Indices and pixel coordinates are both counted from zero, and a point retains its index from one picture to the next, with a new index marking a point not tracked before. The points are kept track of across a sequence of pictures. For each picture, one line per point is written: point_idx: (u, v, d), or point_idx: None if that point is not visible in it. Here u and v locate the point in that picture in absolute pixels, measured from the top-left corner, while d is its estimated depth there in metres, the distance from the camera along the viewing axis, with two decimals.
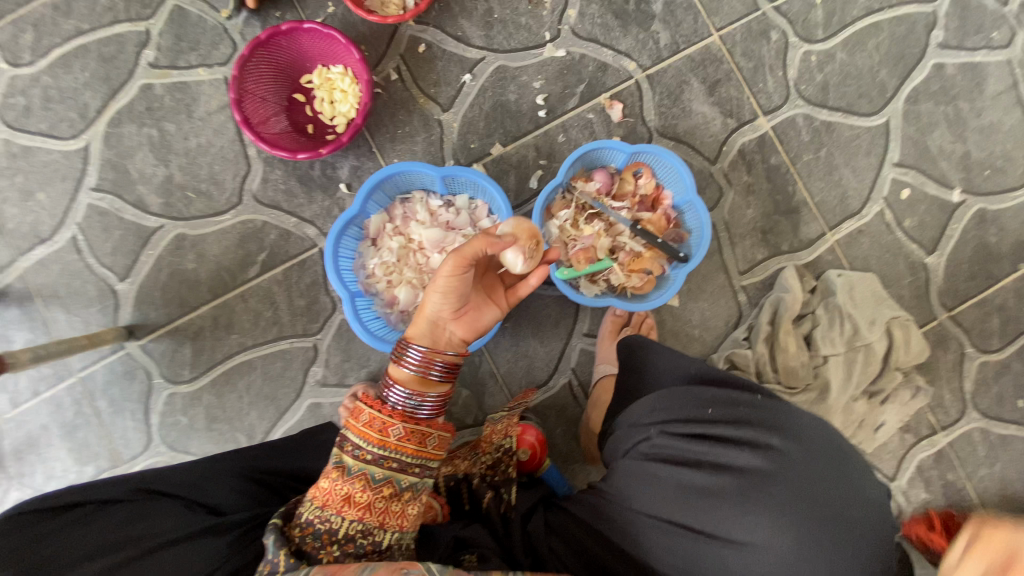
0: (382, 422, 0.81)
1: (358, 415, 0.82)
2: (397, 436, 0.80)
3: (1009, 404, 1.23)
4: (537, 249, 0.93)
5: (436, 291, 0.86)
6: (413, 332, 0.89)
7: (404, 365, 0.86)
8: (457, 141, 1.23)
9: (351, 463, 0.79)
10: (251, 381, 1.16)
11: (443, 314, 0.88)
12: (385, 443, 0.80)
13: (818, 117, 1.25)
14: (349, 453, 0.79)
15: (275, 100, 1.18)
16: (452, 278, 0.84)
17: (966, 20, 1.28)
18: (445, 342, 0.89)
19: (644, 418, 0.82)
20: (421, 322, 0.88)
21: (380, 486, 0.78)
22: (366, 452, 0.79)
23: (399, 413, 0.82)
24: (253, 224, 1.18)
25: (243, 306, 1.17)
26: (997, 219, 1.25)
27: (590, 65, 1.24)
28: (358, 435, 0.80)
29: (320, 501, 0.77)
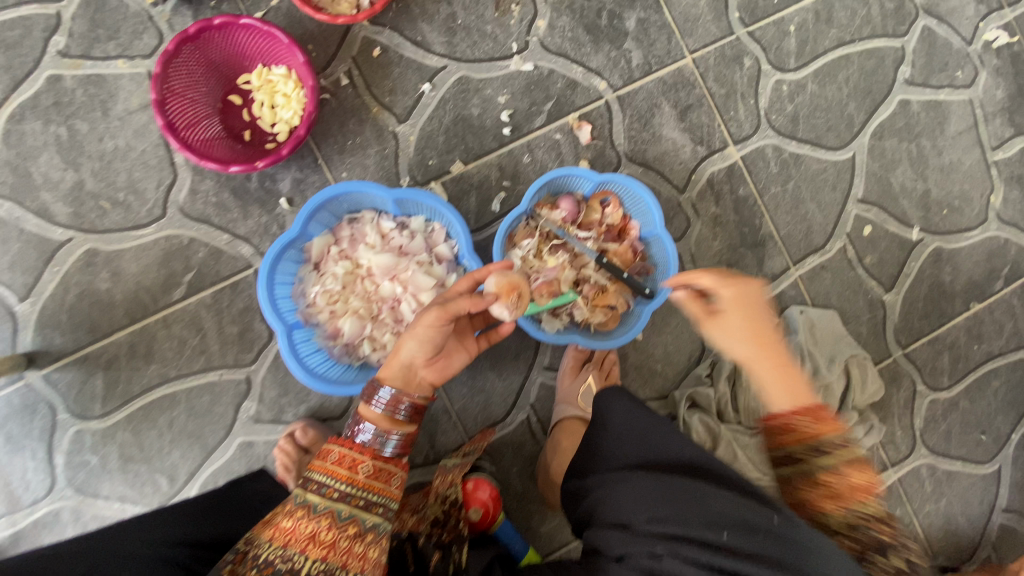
0: (353, 458, 0.79)
1: (326, 454, 0.78)
2: (366, 474, 0.78)
3: (954, 441, 1.26)
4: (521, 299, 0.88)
5: (415, 336, 0.82)
6: (388, 373, 0.85)
7: (374, 404, 0.83)
8: (413, 156, 1.14)
9: (317, 501, 0.74)
10: (173, 417, 1.05)
11: (419, 359, 0.84)
12: (354, 481, 0.77)
13: (787, 148, 1.23)
14: (315, 491, 0.74)
15: (206, 101, 1.05)
16: (431, 328, 0.82)
17: (932, 57, 1.29)
18: (416, 384, 0.86)
19: (644, 525, 0.71)
20: (395, 364, 0.84)
21: (346, 524, 0.74)
22: (333, 490, 0.75)
23: (370, 452, 0.80)
24: (179, 241, 1.05)
25: (165, 334, 1.05)
26: (952, 259, 1.27)
27: (558, 82, 1.17)
28: (326, 472, 0.76)
29: (281, 543, 0.70)
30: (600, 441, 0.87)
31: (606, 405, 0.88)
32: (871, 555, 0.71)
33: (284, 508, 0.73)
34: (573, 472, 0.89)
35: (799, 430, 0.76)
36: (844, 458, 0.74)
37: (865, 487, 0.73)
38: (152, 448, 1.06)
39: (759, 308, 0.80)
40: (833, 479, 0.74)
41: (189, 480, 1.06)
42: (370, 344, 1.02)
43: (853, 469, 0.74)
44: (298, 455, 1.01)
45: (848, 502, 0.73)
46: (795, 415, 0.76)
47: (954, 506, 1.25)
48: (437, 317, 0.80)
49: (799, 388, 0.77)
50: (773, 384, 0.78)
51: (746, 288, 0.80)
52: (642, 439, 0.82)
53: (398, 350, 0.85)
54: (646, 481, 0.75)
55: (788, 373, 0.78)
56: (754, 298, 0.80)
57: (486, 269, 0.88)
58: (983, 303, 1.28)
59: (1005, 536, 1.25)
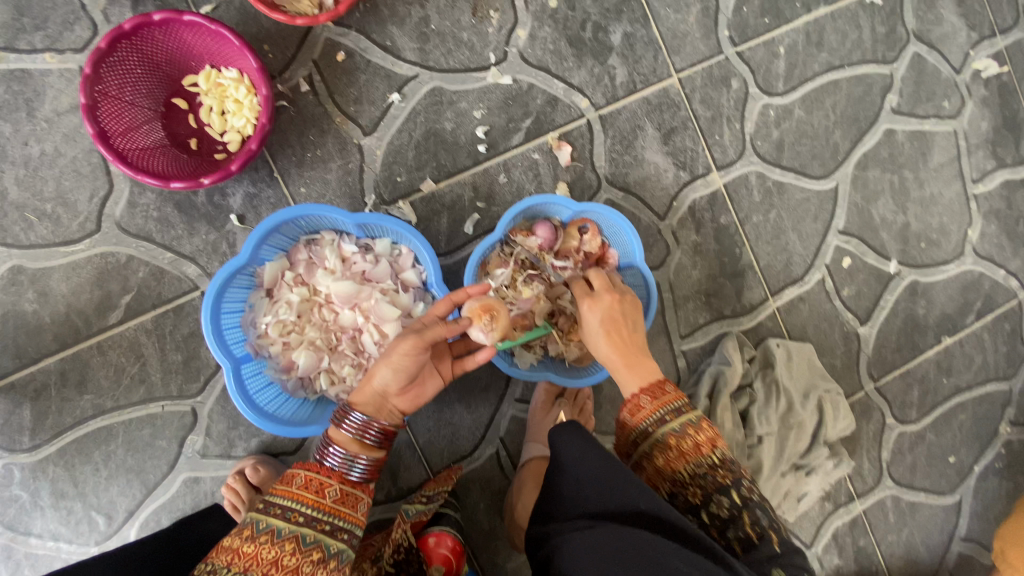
0: (320, 483, 0.70)
1: (291, 479, 0.70)
2: (332, 499, 0.70)
3: (919, 472, 1.27)
4: (499, 320, 0.81)
5: (387, 363, 0.74)
6: (359, 399, 0.76)
7: (342, 427, 0.75)
8: (380, 172, 1.06)
9: (282, 526, 0.65)
10: (110, 451, 0.99)
11: (394, 389, 0.76)
12: (320, 506, 0.69)
13: (771, 176, 1.19)
14: (279, 515, 0.66)
15: (146, 104, 0.97)
16: (407, 356, 0.73)
17: (920, 87, 1.27)
18: (389, 411, 0.77)
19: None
20: (367, 391, 0.76)
21: (310, 549, 0.65)
22: (298, 515, 0.67)
23: (337, 475, 0.72)
24: (115, 258, 1.00)
25: (100, 360, 1.00)
26: (927, 292, 1.27)
27: (538, 97, 1.10)
28: (290, 496, 0.68)
29: (239, 570, 0.61)
30: (558, 482, 0.75)
31: (562, 442, 0.75)
32: (716, 500, 0.71)
33: (244, 532, 0.65)
34: (535, 516, 0.76)
35: (643, 406, 0.80)
36: (684, 416, 0.78)
37: (704, 440, 0.76)
38: (87, 483, 0.99)
39: (620, 313, 0.88)
40: (677, 439, 0.76)
41: (128, 519, 1.00)
42: (327, 378, 0.95)
43: (695, 425, 0.77)
44: (248, 493, 0.95)
45: (692, 457, 0.75)
46: (641, 393, 0.81)
47: (916, 536, 1.26)
48: (413, 346, 0.73)
49: (645, 368, 0.84)
50: (625, 373, 0.84)
51: (603, 294, 0.89)
52: (598, 479, 0.70)
53: (369, 375, 0.76)
54: (604, 534, 0.63)
55: (636, 359, 0.85)
56: (613, 302, 0.89)
57: (463, 290, 0.81)
58: (954, 337, 1.28)
59: (963, 565, 1.27)
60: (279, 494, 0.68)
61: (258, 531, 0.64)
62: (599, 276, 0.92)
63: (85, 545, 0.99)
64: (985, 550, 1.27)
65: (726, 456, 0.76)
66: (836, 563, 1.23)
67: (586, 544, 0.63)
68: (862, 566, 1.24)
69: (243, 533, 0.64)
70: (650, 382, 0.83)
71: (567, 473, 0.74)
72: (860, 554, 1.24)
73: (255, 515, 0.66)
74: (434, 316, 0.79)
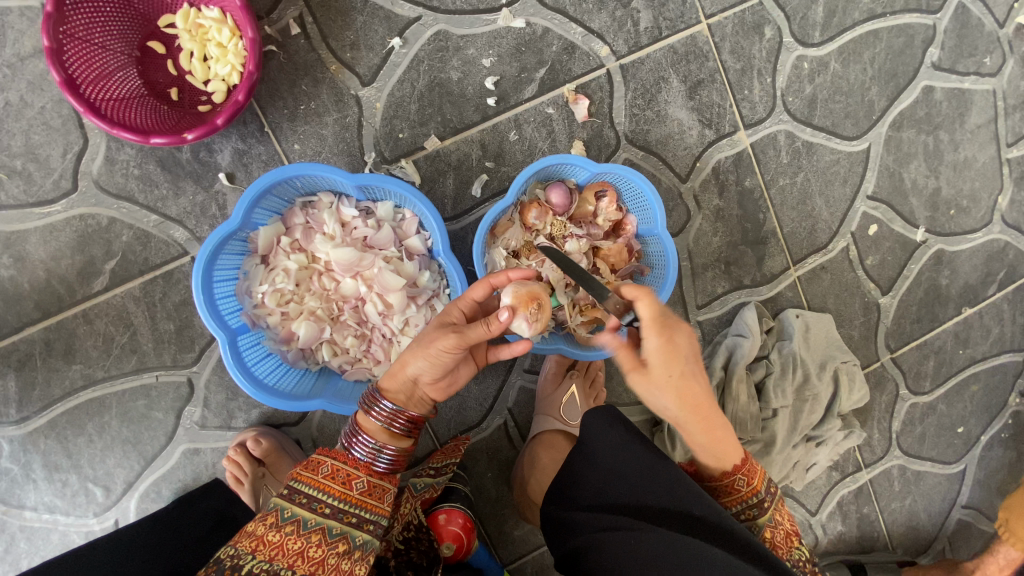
0: (347, 473, 0.67)
1: (317, 466, 0.66)
2: (359, 491, 0.66)
3: (928, 443, 1.26)
4: (542, 311, 0.76)
5: (424, 356, 0.68)
6: (390, 385, 0.72)
7: (371, 414, 0.70)
8: (380, 127, 0.97)
9: (307, 516, 0.62)
10: (104, 423, 0.96)
11: (426, 378, 0.70)
12: (347, 497, 0.65)
13: (800, 136, 1.11)
14: (304, 505, 0.62)
15: (119, 48, 0.87)
16: (446, 352, 0.67)
17: (963, 40, 1.17)
18: (418, 398, 0.73)
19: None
20: (399, 379, 0.71)
21: (336, 541, 0.62)
22: (324, 506, 0.64)
23: (365, 467, 0.68)
24: (95, 221, 0.93)
25: (87, 330, 0.94)
26: (952, 262, 1.22)
27: (554, 44, 1.01)
28: (315, 485, 0.64)
29: (264, 559, 0.58)
30: (585, 469, 0.73)
31: (596, 434, 0.73)
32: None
33: (268, 519, 0.62)
34: (553, 496, 0.76)
35: (739, 489, 0.70)
36: (773, 498, 0.72)
37: (790, 528, 0.71)
38: (83, 455, 0.96)
39: (697, 354, 0.68)
40: (771, 530, 0.70)
41: (127, 490, 0.97)
42: (330, 349, 0.90)
43: (779, 511, 0.72)
44: (251, 465, 0.92)
45: (785, 550, 0.69)
46: (736, 474, 0.70)
47: (918, 503, 1.26)
48: (453, 345, 0.66)
49: (727, 444, 0.70)
50: (706, 441, 0.69)
51: (680, 326, 0.66)
52: (636, 475, 0.69)
53: (402, 362, 0.70)
54: (645, 539, 0.62)
55: (720, 430, 0.69)
56: (690, 338, 0.67)
57: (505, 274, 0.74)
58: (975, 308, 1.24)
59: (962, 532, 1.27)
60: (305, 482, 0.65)
61: (283, 519, 0.61)
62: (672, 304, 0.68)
63: (83, 517, 0.97)
64: (984, 517, 1.27)
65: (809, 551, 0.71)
66: (839, 530, 1.22)
67: (628, 545, 0.63)
68: (864, 533, 1.24)
69: (267, 521, 0.61)
70: (736, 462, 0.70)
71: (597, 463, 0.72)
72: (863, 522, 1.24)
73: (279, 502, 0.63)
74: (470, 300, 0.73)
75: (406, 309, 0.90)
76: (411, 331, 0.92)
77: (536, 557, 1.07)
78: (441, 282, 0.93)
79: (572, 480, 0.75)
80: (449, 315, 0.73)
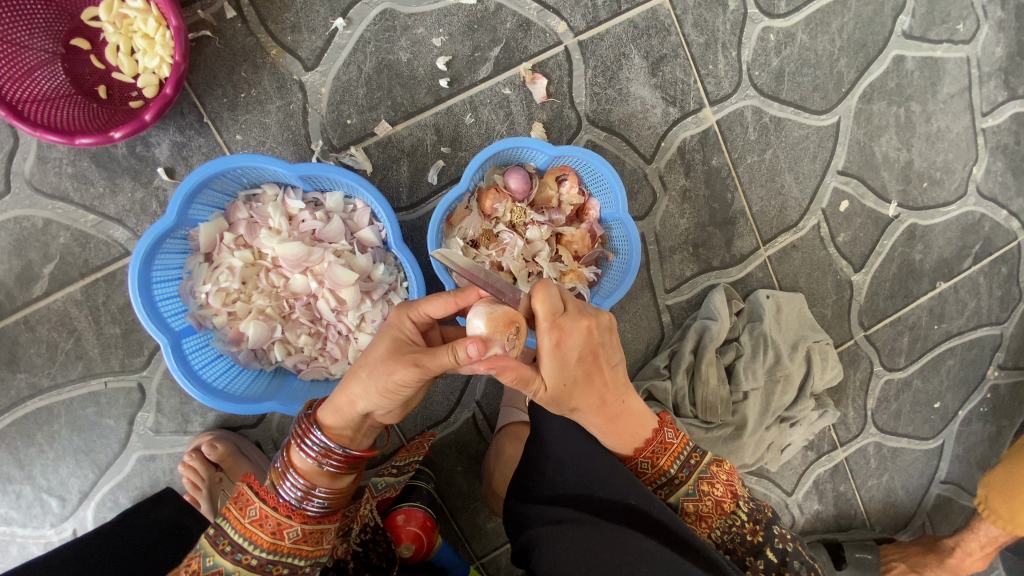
0: (277, 522, 0.62)
1: (245, 506, 0.63)
2: (292, 540, 0.63)
3: (904, 419, 1.25)
4: (520, 334, 0.60)
5: (377, 390, 0.61)
6: (335, 421, 0.65)
7: (303, 452, 0.64)
8: (327, 113, 0.92)
9: (230, 568, 0.60)
10: (53, 432, 0.92)
11: (379, 410, 0.64)
12: (278, 548, 0.62)
13: (768, 111, 1.08)
14: (227, 555, 0.61)
15: (41, 45, 0.83)
16: (402, 383, 0.59)
17: (934, 7, 1.14)
18: (368, 428, 0.67)
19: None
20: (348, 414, 0.64)
21: None
22: (250, 557, 0.61)
23: (298, 515, 0.63)
24: (31, 223, 0.89)
25: (30, 337, 0.90)
26: (925, 236, 1.20)
27: (508, 21, 0.96)
28: (241, 530, 0.62)
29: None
30: (539, 460, 0.72)
31: (542, 423, 0.72)
32: (750, 564, 0.68)
33: (191, 565, 0.61)
34: (513, 489, 0.74)
35: (643, 471, 0.72)
36: (694, 469, 0.71)
37: (723, 495, 0.71)
38: (34, 465, 0.93)
39: (598, 347, 0.63)
40: (694, 503, 0.70)
41: (83, 500, 0.94)
42: (282, 349, 0.87)
43: (709, 478, 0.71)
44: (206, 471, 0.89)
45: (716, 520, 0.70)
46: (638, 456, 0.72)
47: (895, 480, 1.26)
48: (412, 377, 0.58)
49: (631, 428, 0.70)
50: (605, 429, 0.68)
51: (577, 322, 0.61)
52: (579, 464, 0.68)
53: (351, 398, 0.63)
54: (587, 531, 0.62)
55: (622, 415, 0.69)
56: (589, 333, 0.62)
57: (474, 292, 0.64)
58: (950, 282, 1.23)
59: (940, 507, 1.27)
60: (231, 523, 0.62)
61: (205, 567, 0.60)
62: (571, 296, 0.64)
63: (41, 528, 0.94)
64: (963, 492, 1.26)
65: (750, 508, 0.72)
66: (816, 509, 1.22)
67: (571, 537, 0.63)
68: (841, 511, 1.24)
69: (189, 568, 0.60)
70: (638, 445, 0.71)
71: (548, 452, 0.71)
72: (840, 500, 1.23)
73: (204, 547, 0.62)
74: (425, 314, 0.64)
75: (360, 305, 0.87)
76: (368, 327, 0.88)
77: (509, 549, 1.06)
78: (397, 274, 0.90)
79: (528, 471, 0.73)
80: (401, 331, 0.63)
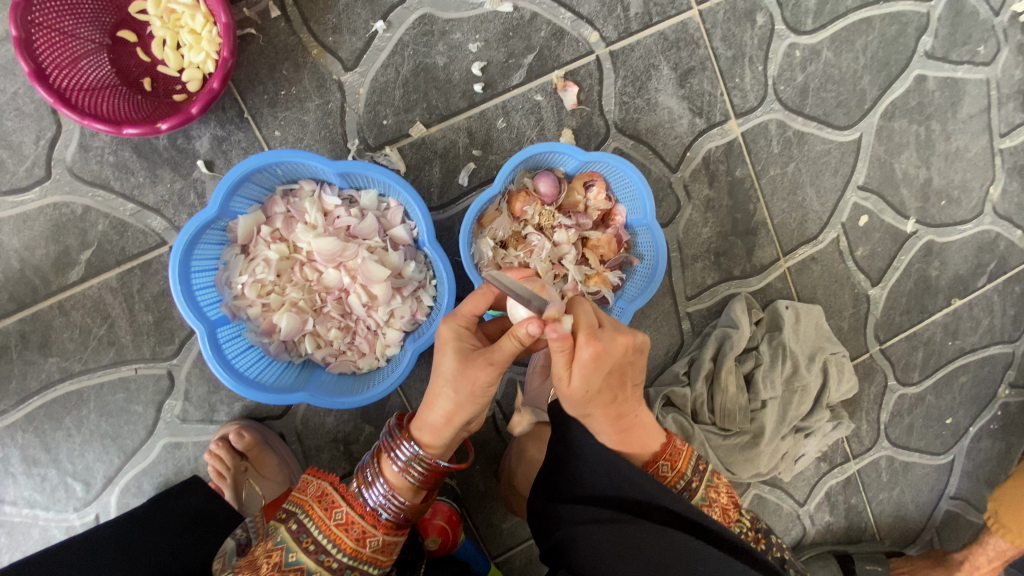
0: (363, 529, 0.64)
1: (332, 509, 0.64)
2: (372, 548, 0.64)
3: (916, 433, 1.26)
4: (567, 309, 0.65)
5: (466, 399, 0.63)
6: (433, 440, 0.66)
7: (395, 463, 0.66)
8: (364, 114, 0.95)
9: (313, 567, 0.61)
10: (82, 417, 0.94)
11: (472, 418, 0.66)
12: (358, 555, 0.64)
13: (792, 125, 1.10)
14: (310, 553, 0.62)
15: (88, 36, 0.85)
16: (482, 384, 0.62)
17: (956, 28, 1.16)
18: (457, 440, 0.69)
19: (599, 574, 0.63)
20: (444, 431, 0.65)
21: None
22: (332, 560, 0.62)
23: (382, 525, 0.65)
24: (70, 210, 0.91)
25: (63, 322, 0.92)
26: (942, 253, 1.21)
27: (542, 29, 0.98)
28: (327, 532, 0.63)
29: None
30: (573, 464, 0.72)
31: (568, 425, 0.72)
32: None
33: (272, 557, 0.61)
34: (541, 489, 0.75)
35: (664, 475, 0.71)
36: (704, 476, 0.72)
37: (728, 503, 0.70)
38: (61, 449, 0.94)
39: (628, 364, 0.66)
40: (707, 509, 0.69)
41: (107, 486, 0.95)
42: (313, 341, 0.88)
43: (715, 486, 0.72)
44: (233, 460, 0.91)
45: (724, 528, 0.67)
46: (658, 460, 0.71)
47: (906, 494, 1.26)
48: (493, 377, 0.61)
49: (644, 438, 0.70)
50: (618, 440, 0.69)
51: (613, 338, 0.63)
52: (616, 470, 0.68)
53: (444, 414, 0.64)
54: (627, 531, 0.63)
55: (633, 427, 0.69)
56: (625, 350, 0.64)
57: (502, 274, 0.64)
58: (965, 300, 1.24)
59: (950, 523, 1.27)
60: (316, 523, 0.63)
61: (286, 562, 0.61)
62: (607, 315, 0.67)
63: (63, 512, 0.95)
64: (973, 508, 1.27)
65: (753, 517, 0.71)
66: (827, 521, 1.23)
67: (609, 538, 0.64)
68: (852, 523, 1.24)
69: (271, 560, 0.61)
70: (656, 449, 0.71)
71: (582, 455, 0.71)
72: (851, 512, 1.24)
73: (287, 541, 0.62)
74: (469, 314, 0.66)
75: (391, 301, 0.88)
76: (397, 323, 0.90)
77: (524, 550, 1.07)
78: (427, 273, 0.91)
79: (560, 471, 0.73)
80: (458, 338, 0.65)
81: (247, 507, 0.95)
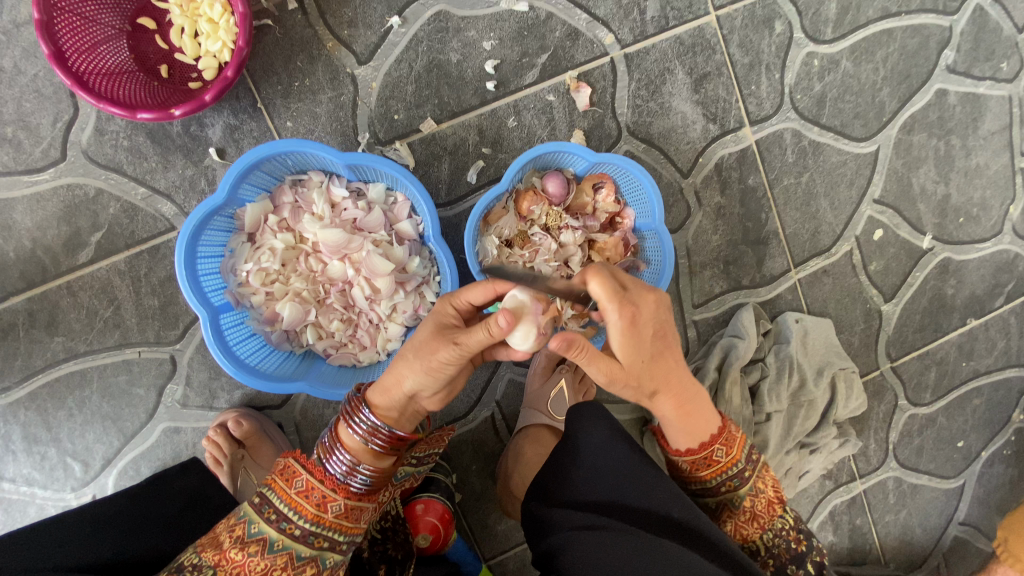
0: (322, 495, 0.64)
1: (292, 478, 0.64)
2: (334, 514, 0.64)
3: (926, 455, 1.22)
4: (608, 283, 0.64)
5: (423, 369, 0.63)
6: (383, 402, 0.66)
7: (352, 429, 0.66)
8: (376, 108, 0.95)
9: (274, 537, 0.61)
10: (84, 397, 0.94)
11: (426, 393, 0.65)
12: (320, 521, 0.63)
13: (807, 135, 1.09)
14: (272, 523, 0.62)
15: (109, 21, 0.86)
16: (445, 362, 0.62)
17: (980, 43, 1.14)
18: (413, 413, 0.68)
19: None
20: (394, 395, 0.65)
21: (302, 565, 0.62)
22: (294, 528, 0.62)
23: (342, 489, 0.64)
24: (83, 192, 0.92)
25: (71, 302, 0.93)
26: (958, 271, 1.18)
27: (557, 30, 0.98)
28: (286, 501, 0.63)
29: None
30: (572, 471, 0.72)
31: (584, 428, 0.72)
32: (792, 572, 0.69)
33: (235, 531, 0.62)
34: (535, 493, 0.74)
35: (717, 459, 0.71)
36: (756, 466, 0.72)
37: (773, 495, 0.72)
38: (62, 428, 0.95)
39: (664, 324, 0.67)
40: (751, 498, 0.71)
41: (105, 467, 0.96)
42: (314, 332, 0.88)
43: (763, 478, 0.73)
44: (229, 448, 0.91)
45: (766, 522, 0.71)
46: (713, 445, 0.71)
47: (913, 517, 1.23)
48: (454, 356, 0.61)
49: (700, 420, 0.71)
50: (676, 418, 0.70)
51: (641, 296, 0.64)
52: (612, 476, 0.68)
53: (398, 378, 0.65)
54: (619, 540, 0.62)
55: (693, 402, 0.71)
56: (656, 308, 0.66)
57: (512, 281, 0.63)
58: (981, 320, 1.21)
59: (957, 549, 1.24)
60: (277, 494, 0.63)
61: (249, 534, 0.61)
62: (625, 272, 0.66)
63: (61, 491, 0.96)
64: (982, 535, 1.23)
65: (794, 517, 0.73)
66: (830, 540, 1.20)
67: (603, 543, 0.62)
68: (856, 545, 1.21)
69: (234, 533, 0.61)
70: (713, 432, 0.71)
71: (582, 462, 0.71)
72: (856, 533, 1.21)
73: (248, 514, 0.62)
74: (466, 301, 0.65)
75: (394, 295, 0.88)
76: (399, 318, 0.90)
77: (517, 554, 1.05)
78: (431, 268, 0.91)
79: (557, 475, 0.73)
80: (444, 316, 0.66)
81: (242, 495, 0.94)
